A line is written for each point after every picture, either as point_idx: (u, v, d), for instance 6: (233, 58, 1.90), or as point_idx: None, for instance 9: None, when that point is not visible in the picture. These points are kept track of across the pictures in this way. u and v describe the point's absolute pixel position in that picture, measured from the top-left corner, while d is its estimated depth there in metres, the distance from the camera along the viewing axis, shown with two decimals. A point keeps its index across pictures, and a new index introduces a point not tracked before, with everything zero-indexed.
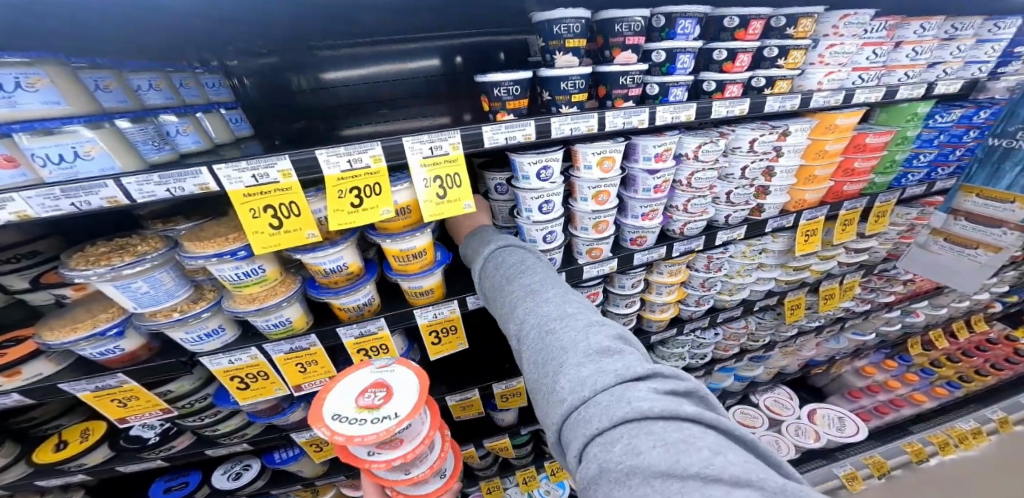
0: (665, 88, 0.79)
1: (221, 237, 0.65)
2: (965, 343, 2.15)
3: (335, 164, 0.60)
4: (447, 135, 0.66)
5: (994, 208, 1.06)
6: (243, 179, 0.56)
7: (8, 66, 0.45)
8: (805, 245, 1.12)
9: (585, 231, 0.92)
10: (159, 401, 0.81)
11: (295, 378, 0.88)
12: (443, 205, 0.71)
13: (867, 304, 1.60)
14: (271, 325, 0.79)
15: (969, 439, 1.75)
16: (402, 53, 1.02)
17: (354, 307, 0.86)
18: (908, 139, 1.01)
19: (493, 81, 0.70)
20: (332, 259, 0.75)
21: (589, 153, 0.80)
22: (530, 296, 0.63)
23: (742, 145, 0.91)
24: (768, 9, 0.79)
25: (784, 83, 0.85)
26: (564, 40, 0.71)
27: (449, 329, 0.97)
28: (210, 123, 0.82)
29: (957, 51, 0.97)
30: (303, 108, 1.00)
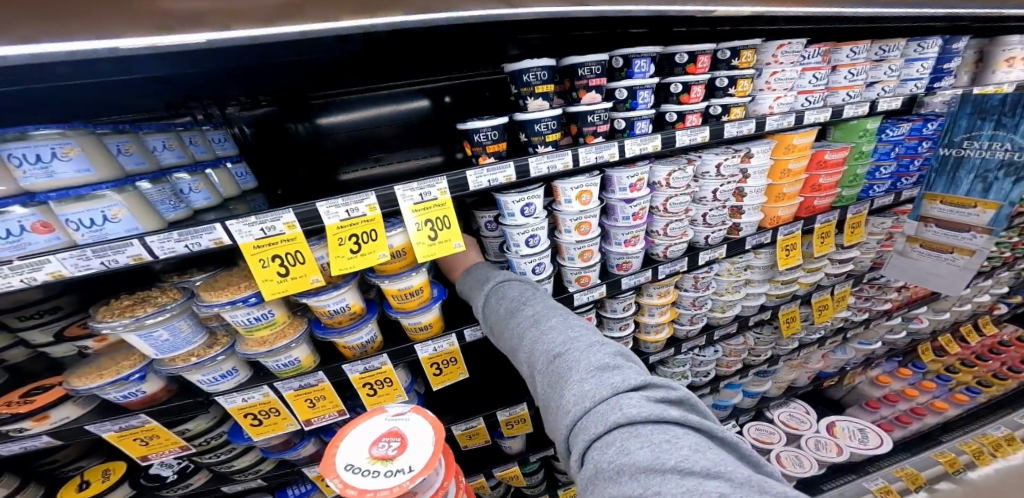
0: (631, 122, 0.88)
1: (234, 286, 0.72)
2: (978, 347, 2.12)
3: (335, 215, 0.68)
4: (435, 182, 0.73)
5: (958, 213, 1.11)
6: (252, 232, 0.64)
7: (47, 139, 0.53)
8: (787, 260, 1.17)
9: (572, 260, 0.98)
10: (177, 438, 0.86)
11: (304, 413, 0.93)
12: (435, 246, 0.78)
13: (864, 312, 1.61)
14: (281, 365, 0.85)
15: (1004, 446, 1.62)
16: (392, 96, 1.13)
17: (358, 344, 0.92)
18: (866, 153, 1.08)
19: (474, 128, 0.79)
20: (336, 300, 0.82)
21: (568, 188, 0.87)
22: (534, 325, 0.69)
23: (710, 170, 0.99)
24: (713, 45, 0.88)
25: (738, 109, 0.93)
26: (533, 87, 0.80)
27: (449, 360, 1.02)
28: (218, 178, 0.93)
29: (890, 71, 1.04)
30: (303, 154, 1.06)
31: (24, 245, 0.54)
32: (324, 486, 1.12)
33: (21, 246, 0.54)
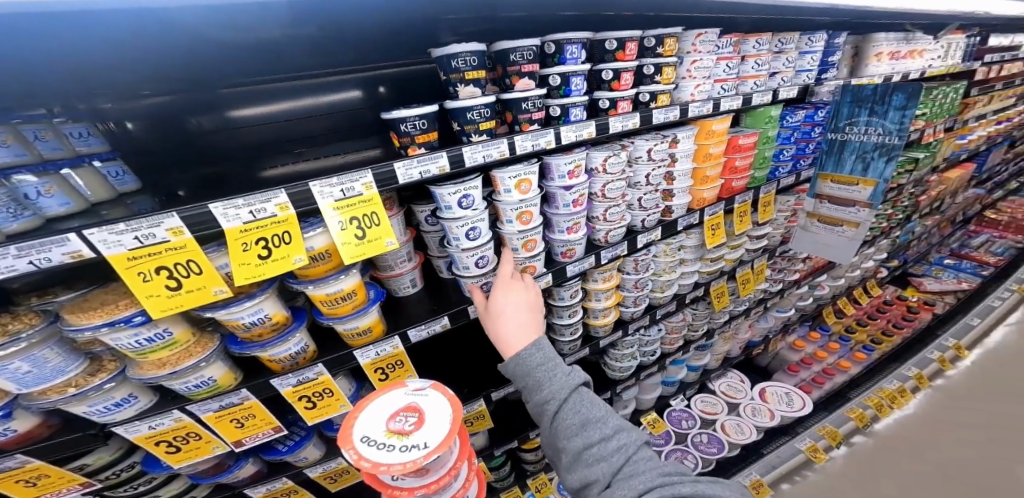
0: (565, 109, 0.88)
1: (110, 306, 0.61)
2: (868, 307, 2.48)
3: (235, 217, 0.59)
4: (357, 177, 0.67)
5: (845, 190, 1.26)
6: (124, 242, 0.53)
7: None
8: (714, 238, 1.26)
9: (516, 251, 0.97)
10: (76, 476, 0.72)
11: (232, 434, 0.84)
12: (363, 246, 0.72)
13: (779, 283, 1.80)
14: (191, 387, 0.75)
15: (898, 397, 1.89)
16: (316, 87, 1.05)
17: (287, 357, 0.84)
18: (772, 138, 1.20)
19: (400, 117, 0.74)
20: (251, 313, 0.74)
21: (506, 178, 0.85)
22: (606, 409, 0.72)
23: (642, 155, 1.03)
24: (638, 32, 0.91)
25: (663, 96, 0.98)
26: (463, 73, 0.77)
27: (396, 364, 0.97)
28: (81, 179, 0.74)
29: (787, 62, 1.16)
30: (206, 150, 0.97)
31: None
32: None
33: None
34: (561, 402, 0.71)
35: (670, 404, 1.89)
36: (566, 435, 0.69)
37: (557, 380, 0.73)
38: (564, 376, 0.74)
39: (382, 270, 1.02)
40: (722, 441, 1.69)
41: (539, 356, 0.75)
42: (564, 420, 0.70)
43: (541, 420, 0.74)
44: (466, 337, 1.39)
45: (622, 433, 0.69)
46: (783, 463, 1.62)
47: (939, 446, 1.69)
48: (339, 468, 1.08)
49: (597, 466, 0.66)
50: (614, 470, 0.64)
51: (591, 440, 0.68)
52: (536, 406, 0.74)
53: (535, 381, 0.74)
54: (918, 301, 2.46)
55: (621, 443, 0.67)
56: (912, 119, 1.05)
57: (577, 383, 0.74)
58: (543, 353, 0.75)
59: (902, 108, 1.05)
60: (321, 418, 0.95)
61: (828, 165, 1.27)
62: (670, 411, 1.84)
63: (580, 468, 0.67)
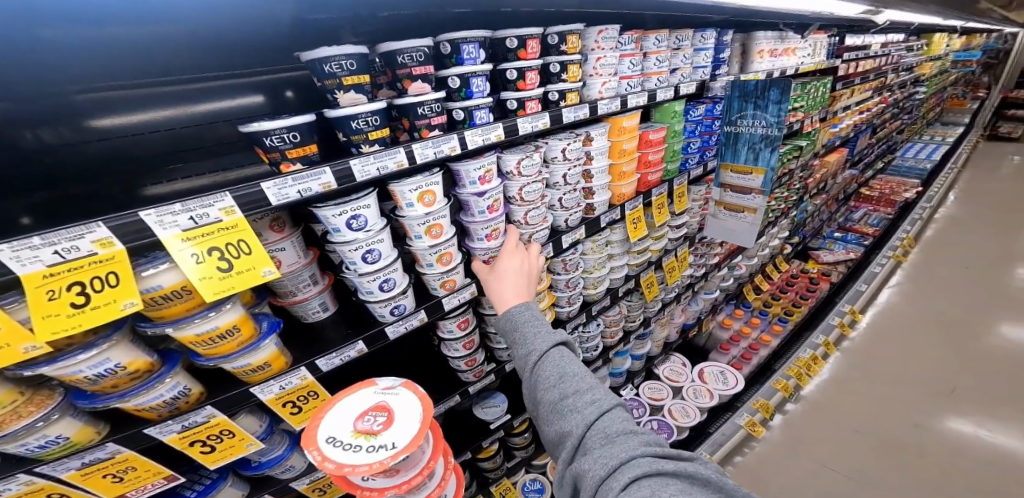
0: (469, 112, 0.84)
1: None
2: (780, 281, 2.75)
3: (34, 260, 0.48)
4: (213, 200, 0.60)
5: (742, 179, 1.37)
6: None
7: None
8: (636, 231, 1.30)
9: (431, 267, 0.93)
10: None
11: (111, 490, 0.67)
12: (232, 278, 0.64)
13: (702, 267, 1.92)
14: (36, 449, 0.58)
15: (811, 365, 2.13)
16: (187, 94, 0.89)
17: (162, 404, 0.68)
18: (678, 132, 1.26)
19: (262, 130, 0.64)
20: (93, 364, 0.59)
21: (406, 191, 0.80)
22: (585, 371, 0.71)
23: (557, 155, 1.02)
24: (541, 29, 0.89)
25: (572, 95, 0.97)
26: (340, 78, 0.69)
27: (309, 394, 0.86)
28: None
29: (684, 59, 1.22)
30: (42, 174, 0.78)
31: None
32: None
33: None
34: (543, 355, 0.74)
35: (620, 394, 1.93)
36: (545, 386, 0.70)
37: (542, 335, 0.76)
38: (549, 333, 0.77)
39: (282, 296, 0.90)
40: (671, 425, 1.75)
41: (528, 313, 0.80)
42: (542, 371, 0.72)
43: (524, 374, 0.75)
44: (397, 355, 1.27)
45: (598, 390, 0.68)
46: (726, 443, 1.73)
47: (848, 410, 1.97)
48: None
49: (570, 417, 0.65)
50: (586, 423, 0.63)
51: (567, 393, 0.68)
52: (519, 359, 0.77)
53: (521, 335, 0.78)
54: (818, 273, 2.80)
55: (596, 397, 0.66)
56: (786, 112, 1.15)
57: (558, 340, 0.76)
58: (532, 311, 0.81)
59: (778, 102, 1.15)
60: (224, 462, 0.80)
61: (727, 155, 1.38)
62: None
63: (554, 419, 0.67)
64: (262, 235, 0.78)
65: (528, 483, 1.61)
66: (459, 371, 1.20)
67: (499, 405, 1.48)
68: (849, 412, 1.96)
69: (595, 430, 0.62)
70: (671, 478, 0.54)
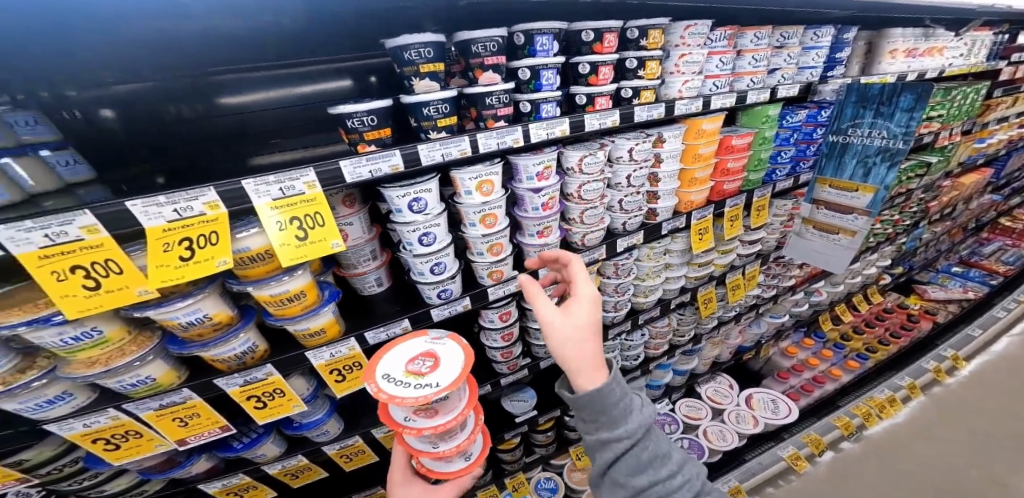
0: (536, 105, 0.82)
1: (30, 303, 0.57)
2: (867, 314, 2.38)
3: (157, 215, 0.55)
4: (299, 174, 0.63)
5: (844, 196, 1.18)
6: (34, 239, 0.48)
7: None
8: (701, 243, 1.19)
9: (481, 255, 0.94)
10: (11, 472, 0.74)
11: (176, 432, 0.81)
12: (304, 247, 0.68)
13: (774, 289, 1.71)
14: (129, 386, 0.71)
15: (887, 407, 1.86)
16: (292, 77, 0.97)
17: (232, 357, 0.79)
18: (768, 138, 1.10)
19: (347, 112, 0.68)
20: (187, 312, 0.68)
21: (466, 179, 0.81)
22: (636, 407, 0.69)
23: (622, 155, 0.96)
24: (621, 21, 0.82)
25: (648, 92, 0.89)
26: (418, 66, 0.70)
27: (352, 365, 0.92)
28: (24, 168, 0.67)
29: (788, 57, 1.06)
30: (178, 143, 0.91)
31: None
32: None
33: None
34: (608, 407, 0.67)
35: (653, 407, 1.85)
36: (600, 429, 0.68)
37: (633, 417, 0.68)
38: (614, 380, 0.68)
39: (345, 268, 0.96)
40: (703, 447, 1.66)
41: (619, 390, 0.68)
42: (631, 458, 0.67)
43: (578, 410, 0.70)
44: None
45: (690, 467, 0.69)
46: (761, 472, 1.61)
47: (928, 459, 1.67)
48: (298, 466, 1.11)
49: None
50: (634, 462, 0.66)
51: (657, 478, 0.65)
52: (599, 442, 0.69)
53: (587, 386, 0.68)
54: (920, 311, 2.38)
55: (687, 480, 0.66)
56: (918, 122, 0.97)
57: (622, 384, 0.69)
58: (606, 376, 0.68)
59: (909, 110, 0.98)
60: (271, 418, 0.91)
61: (827, 169, 1.20)
62: None
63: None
64: (335, 209, 0.82)
65: (541, 481, 1.65)
66: (494, 362, 1.23)
67: (527, 400, 1.52)
68: (925, 457, 1.68)
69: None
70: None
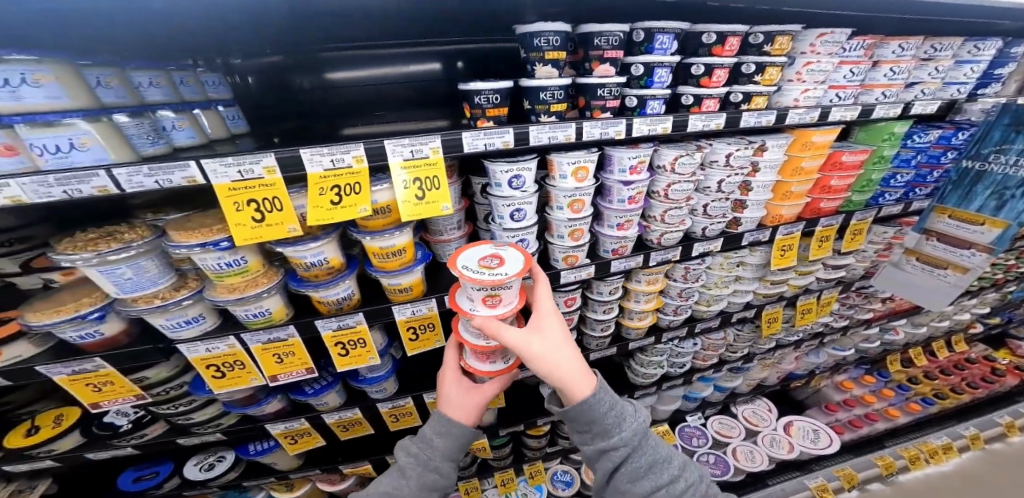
0: (642, 101, 0.82)
1: (205, 229, 0.75)
2: (945, 361, 2.15)
3: (319, 163, 0.69)
4: (428, 140, 0.74)
5: (965, 229, 1.13)
6: (228, 174, 0.66)
7: (19, 64, 0.55)
8: (781, 260, 1.14)
9: (561, 238, 0.99)
10: (133, 387, 0.94)
11: (273, 368, 0.97)
12: (422, 206, 0.79)
13: (846, 319, 1.60)
14: (251, 315, 0.88)
15: (939, 454, 1.77)
16: (394, 57, 1.15)
17: (334, 300, 0.90)
18: (885, 159, 1.02)
19: (476, 89, 0.75)
20: (313, 252, 0.80)
21: (564, 163, 0.87)
22: (635, 424, 0.79)
23: (718, 159, 0.93)
24: (747, 25, 0.79)
25: (761, 98, 0.85)
26: (544, 52, 0.76)
27: (427, 326, 0.99)
28: (208, 120, 0.93)
29: (935, 71, 0.98)
30: (304, 105, 1.13)
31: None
32: (287, 443, 1.26)
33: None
34: (621, 439, 0.76)
35: (685, 419, 1.83)
36: (608, 455, 0.77)
37: (629, 427, 0.77)
38: (622, 413, 0.78)
39: (433, 233, 1.03)
40: (730, 465, 1.63)
41: (608, 401, 0.76)
42: (632, 463, 0.76)
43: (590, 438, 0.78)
44: None
45: (687, 471, 0.81)
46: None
47: None
48: (352, 418, 1.26)
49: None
50: (637, 473, 0.76)
51: (659, 484, 0.76)
52: (599, 451, 0.77)
53: (601, 426, 0.76)
54: (1010, 366, 2.12)
55: (687, 483, 0.78)
56: None
57: (632, 417, 0.79)
58: (609, 400, 0.77)
59: None
60: (350, 367, 1.01)
61: (950, 200, 1.13)
62: (682, 426, 1.79)
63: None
64: None
65: (558, 473, 1.80)
66: None
67: None
68: None
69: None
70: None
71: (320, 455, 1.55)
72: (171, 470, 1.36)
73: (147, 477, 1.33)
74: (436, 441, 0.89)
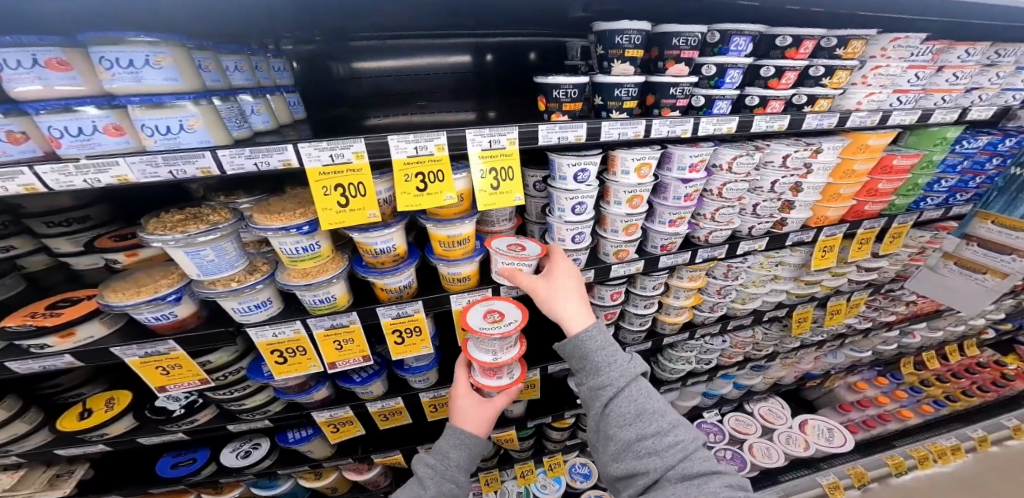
0: (711, 100, 0.87)
1: (287, 213, 0.84)
2: (956, 365, 2.21)
3: (403, 150, 0.78)
4: (505, 132, 0.82)
5: (1006, 234, 1.28)
6: (321, 158, 0.74)
7: (143, 47, 0.62)
8: (821, 260, 1.17)
9: (615, 233, 1.02)
10: (199, 372, 1.03)
11: (333, 354, 1.07)
12: (495, 195, 0.88)
13: (869, 321, 1.65)
14: (317, 301, 0.97)
15: (947, 454, 1.84)
16: (425, 48, 1.24)
17: (396, 288, 1.03)
18: (933, 164, 1.07)
19: (556, 84, 0.86)
20: (383, 239, 0.93)
21: (629, 159, 0.90)
22: (630, 373, 0.81)
23: (775, 160, 0.96)
24: (821, 29, 0.85)
25: (825, 101, 0.91)
26: (624, 49, 0.83)
27: (479, 315, 1.13)
28: (275, 104, 1.03)
29: (995, 77, 1.05)
30: (342, 93, 1.23)
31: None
32: (329, 431, 1.38)
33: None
34: (615, 386, 0.79)
35: (702, 415, 1.86)
36: (597, 394, 0.81)
37: (619, 368, 0.81)
38: (620, 361, 0.81)
39: (486, 226, 1.08)
40: (747, 460, 1.67)
41: (600, 340, 0.83)
42: (619, 406, 0.78)
43: (583, 377, 0.84)
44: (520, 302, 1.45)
45: (683, 430, 0.77)
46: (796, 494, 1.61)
47: None
48: (394, 407, 1.39)
49: (649, 458, 0.74)
50: (626, 420, 0.77)
51: (645, 433, 0.75)
52: (592, 389, 0.82)
53: (592, 365, 0.82)
54: (1019, 371, 2.17)
55: (677, 440, 0.75)
56: None
57: (633, 371, 0.81)
58: (604, 344, 0.82)
59: None
60: (404, 355, 1.14)
61: (997, 205, 1.28)
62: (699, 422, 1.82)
63: (630, 460, 0.75)
64: None
65: (576, 465, 1.83)
66: None
67: None
68: None
69: (676, 472, 0.72)
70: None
71: (350, 443, 1.58)
72: (206, 457, 1.39)
73: (183, 464, 1.36)
74: (452, 452, 0.96)
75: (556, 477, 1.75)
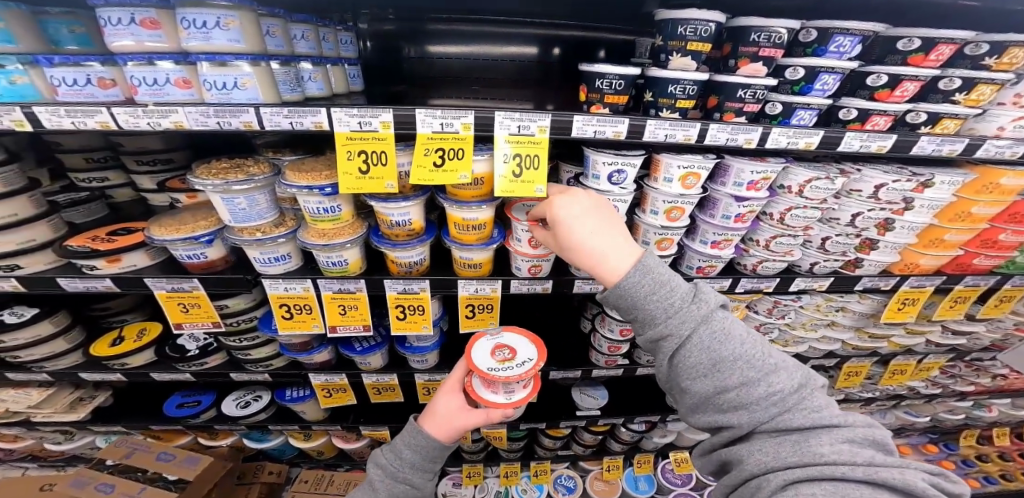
0: (790, 108, 0.70)
1: (316, 173, 0.73)
2: None
3: (429, 124, 0.67)
4: (537, 118, 0.68)
5: None
6: (350, 124, 0.65)
7: (216, 8, 0.56)
8: (896, 314, 0.97)
9: (645, 246, 0.86)
10: (213, 315, 0.93)
11: (337, 318, 0.95)
12: (517, 184, 0.72)
13: (937, 387, 1.41)
14: (331, 263, 0.86)
15: None
16: (498, 38, 1.12)
17: (407, 263, 0.90)
18: None
19: (600, 72, 0.71)
20: (401, 213, 0.80)
21: (675, 165, 0.74)
22: (697, 315, 0.58)
23: (862, 190, 0.76)
24: (968, 32, 0.65)
25: (952, 122, 0.70)
26: (686, 42, 0.68)
27: (486, 306, 1.00)
28: (335, 75, 0.92)
29: None
30: (408, 73, 1.14)
31: (86, 96, 0.59)
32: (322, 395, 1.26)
33: (85, 96, 0.59)
34: (678, 339, 0.57)
35: None
36: (659, 346, 0.60)
37: (679, 312, 0.58)
38: (682, 304, 0.59)
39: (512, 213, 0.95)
40: None
41: (646, 281, 0.60)
42: (687, 361, 0.57)
43: (635, 324, 0.63)
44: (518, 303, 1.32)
45: (779, 374, 0.54)
46: None
47: None
48: (388, 383, 1.24)
49: (734, 414, 0.55)
50: (704, 375, 0.57)
51: (726, 387, 0.55)
52: (650, 342, 0.62)
53: (645, 314, 0.60)
54: None
55: (774, 391, 0.53)
56: None
57: (701, 312, 0.58)
58: (650, 281, 0.60)
59: None
60: (404, 331, 1.01)
61: None
62: None
63: (711, 415, 0.58)
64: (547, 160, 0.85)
65: (563, 477, 1.73)
66: (595, 351, 1.26)
67: (596, 399, 1.52)
68: None
69: (771, 428, 0.53)
70: (853, 484, 0.43)
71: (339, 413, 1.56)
72: (209, 403, 1.38)
73: (186, 406, 1.38)
74: (404, 453, 0.77)
75: (540, 484, 1.67)
